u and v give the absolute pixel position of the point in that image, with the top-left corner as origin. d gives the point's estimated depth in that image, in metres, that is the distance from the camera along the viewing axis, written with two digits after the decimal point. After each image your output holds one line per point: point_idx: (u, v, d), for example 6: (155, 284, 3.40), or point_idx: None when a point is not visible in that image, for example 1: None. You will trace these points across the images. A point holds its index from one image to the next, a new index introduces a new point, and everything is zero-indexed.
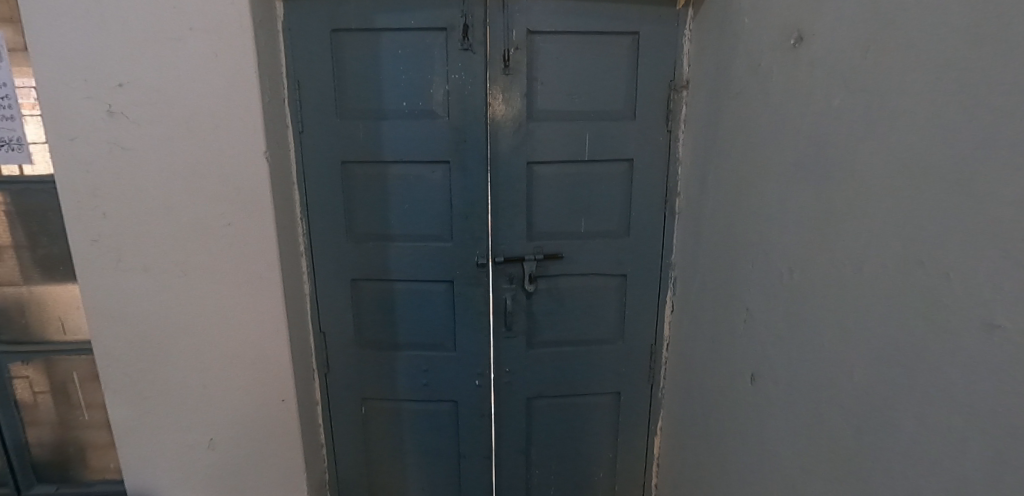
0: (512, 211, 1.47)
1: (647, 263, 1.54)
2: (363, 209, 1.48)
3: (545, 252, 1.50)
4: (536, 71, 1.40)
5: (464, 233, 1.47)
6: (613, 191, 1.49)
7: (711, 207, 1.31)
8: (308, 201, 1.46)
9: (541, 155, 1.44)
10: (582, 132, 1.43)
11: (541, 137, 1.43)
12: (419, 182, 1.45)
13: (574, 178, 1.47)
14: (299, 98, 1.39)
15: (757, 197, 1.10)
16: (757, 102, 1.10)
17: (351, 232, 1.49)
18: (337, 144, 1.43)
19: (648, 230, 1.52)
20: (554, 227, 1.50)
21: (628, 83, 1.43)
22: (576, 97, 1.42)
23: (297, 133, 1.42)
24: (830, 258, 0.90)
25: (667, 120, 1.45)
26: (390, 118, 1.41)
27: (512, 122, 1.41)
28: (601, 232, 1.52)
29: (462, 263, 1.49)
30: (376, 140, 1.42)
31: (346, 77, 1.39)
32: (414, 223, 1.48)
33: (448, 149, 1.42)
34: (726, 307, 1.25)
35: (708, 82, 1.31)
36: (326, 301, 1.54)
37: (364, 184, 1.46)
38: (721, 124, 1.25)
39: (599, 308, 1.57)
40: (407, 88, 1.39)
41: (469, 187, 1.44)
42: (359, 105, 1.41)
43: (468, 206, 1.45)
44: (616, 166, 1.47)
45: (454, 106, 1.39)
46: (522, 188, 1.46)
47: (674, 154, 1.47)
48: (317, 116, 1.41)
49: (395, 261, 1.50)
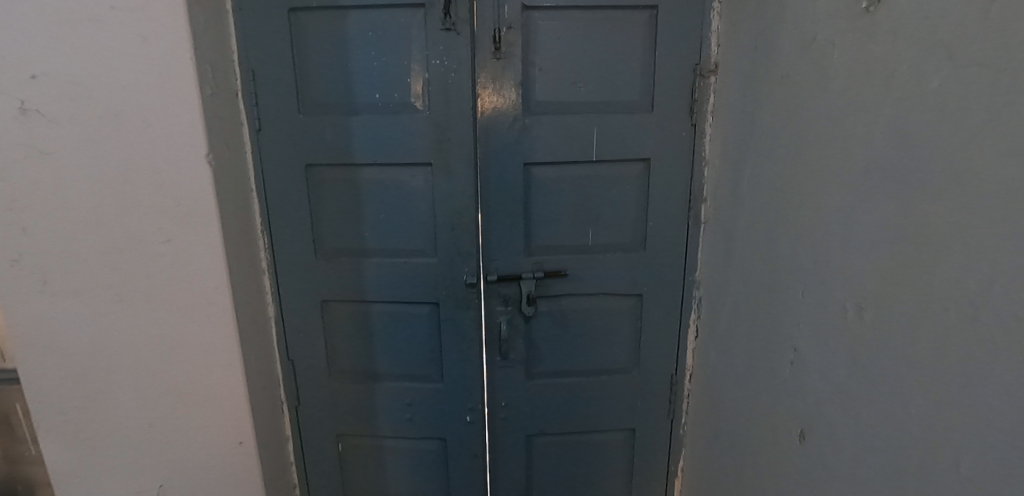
0: (506, 222, 1.25)
1: (666, 281, 1.31)
2: (333, 221, 1.27)
3: (546, 270, 1.28)
4: (532, 55, 1.17)
5: (450, 249, 1.25)
6: (626, 197, 1.26)
7: (746, 217, 1.08)
8: (269, 211, 1.26)
9: (541, 155, 1.21)
10: (588, 128, 1.20)
11: (540, 133, 1.20)
12: (397, 189, 1.23)
13: (580, 183, 1.24)
14: (255, 90, 1.19)
15: (811, 209, 0.87)
16: (811, 87, 0.86)
17: (320, 246, 1.29)
18: (300, 145, 1.22)
19: (669, 243, 1.28)
20: (556, 240, 1.27)
21: (643, 69, 1.19)
22: (582, 85, 1.19)
23: (254, 132, 1.22)
24: (922, 298, 0.66)
25: (692, 112, 1.21)
26: (360, 113, 1.19)
27: (504, 116, 1.19)
28: (612, 246, 1.29)
29: (449, 283, 1.27)
30: (346, 140, 1.21)
31: (308, 65, 1.18)
32: (392, 236, 1.26)
33: (430, 149, 1.20)
34: (765, 343, 1.02)
35: (743, 65, 1.07)
36: (294, 325, 1.34)
37: (334, 191, 1.25)
38: (760, 116, 1.01)
39: (611, 333, 1.34)
40: (379, 77, 1.17)
41: (455, 193, 1.22)
42: (325, 98, 1.20)
43: (454, 216, 1.23)
44: (629, 169, 1.24)
45: (435, 98, 1.17)
46: (518, 194, 1.23)
47: (699, 153, 1.23)
48: (276, 111, 1.20)
49: (371, 280, 1.29)
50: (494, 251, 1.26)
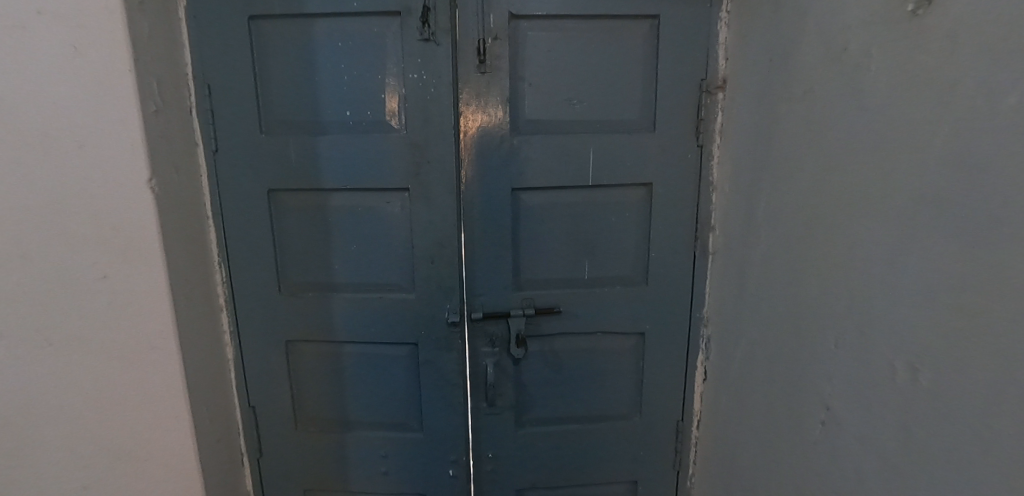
0: (493, 254, 1.12)
1: (671, 319, 1.18)
2: (299, 252, 1.14)
3: (538, 307, 1.15)
4: (520, 70, 1.06)
5: (430, 283, 1.12)
6: (625, 226, 1.14)
7: (762, 250, 0.95)
8: (226, 241, 1.13)
9: (531, 180, 1.09)
10: (583, 149, 1.08)
11: (530, 155, 1.08)
12: (371, 217, 1.11)
13: (574, 210, 1.12)
14: (211, 107, 1.07)
15: (844, 244, 0.74)
16: (842, 104, 0.74)
17: (285, 280, 1.15)
18: (262, 168, 1.09)
19: (673, 276, 1.16)
20: (548, 273, 1.14)
21: (644, 85, 1.08)
22: (577, 102, 1.07)
23: (210, 154, 1.09)
24: (1001, 365, 0.53)
25: (698, 132, 1.09)
26: (329, 133, 1.07)
27: (489, 137, 1.07)
28: (610, 279, 1.16)
29: (430, 322, 1.14)
30: (313, 163, 1.08)
31: (271, 79, 1.06)
32: (365, 270, 1.13)
33: (408, 173, 1.07)
34: (789, 397, 0.89)
35: (757, 80, 0.96)
36: (255, 368, 1.19)
37: (300, 219, 1.12)
38: (778, 136, 0.90)
39: (610, 376, 1.21)
40: (350, 93, 1.05)
41: (435, 222, 1.09)
42: (289, 117, 1.08)
43: (434, 247, 1.10)
44: (628, 194, 1.12)
45: (413, 116, 1.05)
46: (505, 223, 1.11)
47: (706, 177, 1.12)
48: (234, 130, 1.08)
49: (342, 318, 1.15)
50: (479, 286, 1.13)
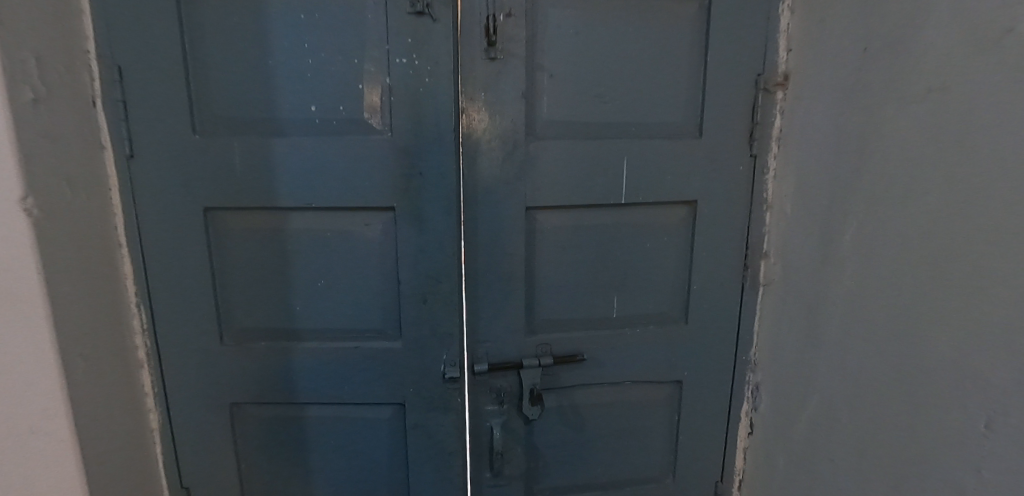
0: (501, 291, 0.89)
1: (713, 363, 0.98)
2: (247, 289, 0.87)
3: (556, 354, 0.93)
4: (539, 58, 0.83)
5: (421, 329, 0.87)
6: (663, 253, 0.93)
7: (853, 288, 0.76)
8: (146, 275, 0.85)
9: (550, 197, 0.86)
10: (616, 159, 0.87)
11: (550, 166, 0.85)
12: (344, 244, 0.85)
13: (602, 235, 0.90)
14: (122, 96, 0.80)
15: (1011, 295, 0.55)
16: (1006, 105, 0.55)
17: (229, 326, 0.89)
18: (196, 180, 0.82)
19: (717, 313, 0.96)
20: (569, 313, 0.92)
21: (689, 80, 0.87)
22: (608, 100, 0.86)
23: (123, 160, 0.82)
24: None
25: (752, 139, 0.89)
26: (287, 135, 0.81)
27: (499, 142, 0.84)
28: (643, 318, 0.95)
29: (420, 377, 0.89)
30: (266, 175, 0.82)
31: (207, 62, 0.80)
32: (335, 312, 0.88)
33: (393, 188, 0.82)
34: (900, 481, 0.69)
35: (842, 75, 0.76)
36: (189, 439, 0.92)
37: (248, 246, 0.85)
38: (881, 146, 0.70)
39: (639, 433, 1.00)
40: (316, 83, 0.80)
41: (428, 251, 0.85)
42: (233, 112, 0.81)
43: (427, 283, 0.86)
44: (667, 215, 0.91)
45: (399, 114, 0.80)
46: (518, 251, 0.88)
47: (760, 193, 0.92)
48: (156, 129, 0.81)
49: (305, 374, 0.89)
50: (483, 331, 0.90)
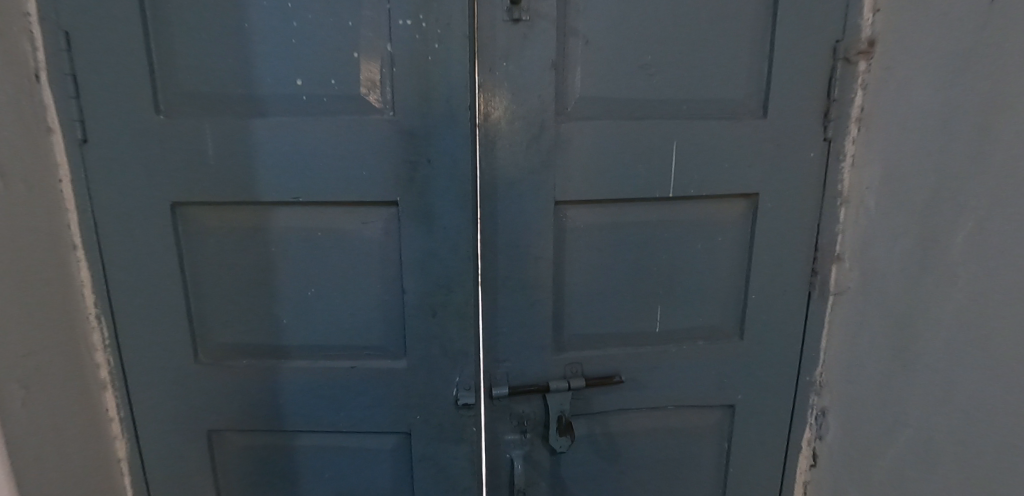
0: (524, 302, 0.75)
1: (771, 385, 0.84)
2: (225, 299, 0.74)
3: (588, 375, 0.79)
4: (572, 20, 0.68)
5: (430, 346, 0.74)
6: (715, 256, 0.78)
7: (964, 304, 0.61)
8: (106, 283, 0.73)
9: (584, 189, 0.72)
10: (663, 143, 0.72)
11: (584, 152, 0.71)
12: (338, 246, 0.72)
13: (644, 235, 0.76)
14: (71, 69, 0.66)
15: None
16: None
17: (205, 341, 0.76)
18: (162, 170, 0.69)
19: (779, 327, 0.81)
20: (604, 326, 0.78)
21: (752, 48, 0.72)
22: (655, 71, 0.71)
23: (75, 146, 0.68)
24: None
25: (827, 119, 0.74)
26: (268, 114, 0.68)
27: (523, 124, 0.69)
28: (690, 332, 0.81)
29: (429, 402, 0.76)
30: (244, 163, 0.69)
31: (172, 26, 0.66)
32: (328, 327, 0.74)
33: (396, 178, 0.69)
34: None
35: (957, 35, 0.61)
36: (162, 472, 0.79)
37: (226, 248, 0.72)
38: (1011, 125, 0.55)
39: (682, 464, 0.86)
40: (301, 51, 0.66)
41: (438, 255, 0.71)
42: (203, 87, 0.67)
43: (437, 293, 0.72)
44: (721, 210, 0.77)
45: (403, 89, 0.66)
46: (545, 254, 0.73)
47: (834, 184, 0.77)
48: (113, 109, 0.67)
49: (295, 397, 0.76)
50: (502, 348, 0.76)
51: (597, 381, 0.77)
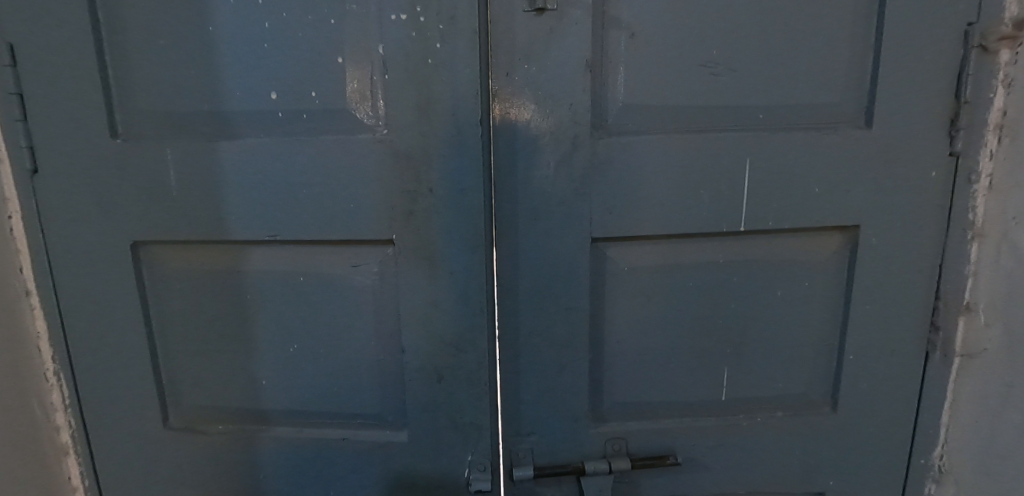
0: (554, 363, 0.60)
1: (873, 470, 0.65)
2: (197, 355, 0.62)
3: (635, 453, 0.63)
4: (612, 6, 0.53)
5: (436, 417, 0.60)
6: (799, 305, 0.61)
7: None
8: (64, 334, 0.62)
9: (628, 223, 0.57)
10: (731, 163, 0.56)
11: (629, 176, 0.56)
12: (326, 293, 0.59)
13: (706, 279, 0.60)
14: (16, 87, 0.56)
15: None
16: None
17: (177, 403, 0.64)
18: (120, 204, 0.58)
19: (884, 397, 0.63)
20: (653, 392, 0.62)
21: (852, 36, 0.55)
22: (721, 71, 0.55)
23: (24, 178, 0.58)
24: None
25: (955, 127, 0.56)
26: (240, 136, 0.56)
27: (550, 141, 0.55)
28: (765, 400, 0.64)
29: (435, 482, 0.62)
30: (213, 196, 0.57)
31: (127, 33, 0.55)
32: (315, 389, 0.62)
33: (391, 212, 0.55)
34: None
35: None
36: None
37: (197, 295, 0.61)
38: None
39: None
40: (276, 57, 0.54)
41: (444, 306, 0.57)
42: (166, 105, 0.56)
43: (443, 353, 0.58)
44: (808, 247, 0.60)
45: (397, 101, 0.53)
46: (578, 304, 0.58)
47: (964, 213, 0.58)
48: (64, 133, 0.57)
49: (278, 471, 0.64)
50: (526, 419, 0.62)
51: (646, 462, 0.62)
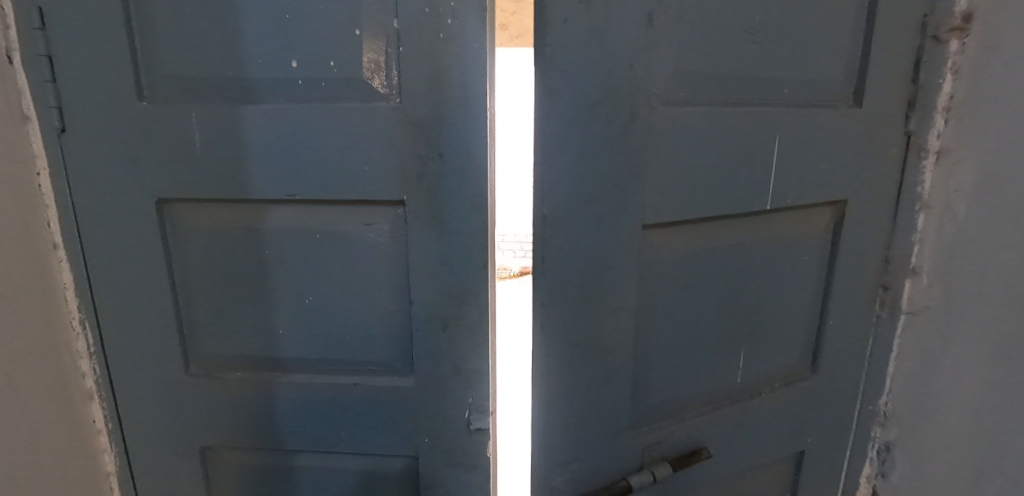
0: (595, 345, 0.61)
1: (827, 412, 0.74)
2: (217, 306, 0.67)
3: (670, 457, 0.68)
4: None
5: (440, 364, 0.66)
6: (793, 271, 0.69)
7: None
8: (90, 285, 0.67)
9: (674, 194, 0.59)
10: (758, 134, 0.60)
11: (675, 148, 0.57)
12: (346, 251, 0.64)
13: (728, 254, 0.65)
14: (47, 49, 0.59)
15: None
16: None
17: (196, 351, 0.69)
18: (146, 163, 0.62)
19: (840, 344, 0.73)
20: (682, 357, 0.67)
21: (826, 20, 0.61)
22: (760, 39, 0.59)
23: (53, 135, 0.62)
24: None
25: (912, 108, 0.66)
26: (261, 101, 0.60)
27: (594, 119, 0.55)
28: (762, 356, 0.71)
29: (436, 424, 0.68)
30: (235, 157, 0.61)
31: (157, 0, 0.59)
32: (330, 339, 0.67)
33: (404, 176, 0.60)
34: None
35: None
36: (152, 484, 0.74)
37: (219, 250, 0.65)
38: None
39: None
40: (295, 28, 0.58)
41: (451, 263, 0.63)
42: (192, 70, 0.60)
43: (448, 304, 0.64)
44: (805, 221, 0.67)
45: (412, 72, 0.58)
46: (627, 276, 0.60)
47: (915, 184, 0.68)
48: (92, 94, 0.60)
49: (292, 414, 0.70)
50: (553, 399, 0.62)
51: (682, 463, 0.66)
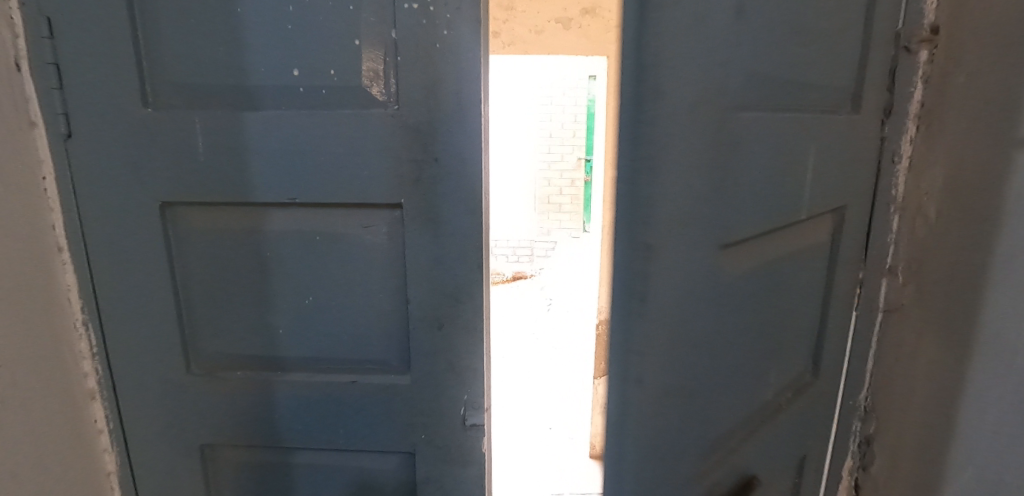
0: (676, 386, 0.52)
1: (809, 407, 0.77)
2: (219, 306, 0.69)
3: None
4: None
5: (436, 361, 0.68)
6: (805, 278, 0.68)
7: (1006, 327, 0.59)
8: (93, 287, 0.68)
9: (744, 208, 0.53)
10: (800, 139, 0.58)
11: (748, 150, 0.51)
12: (345, 252, 0.66)
13: (768, 269, 0.61)
14: (54, 58, 0.61)
15: None
16: None
17: (197, 351, 0.71)
18: (150, 167, 0.64)
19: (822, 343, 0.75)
20: (736, 389, 0.61)
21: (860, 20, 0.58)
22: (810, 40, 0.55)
23: (59, 140, 0.64)
24: None
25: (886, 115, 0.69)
26: (263, 108, 0.62)
27: (680, 127, 0.47)
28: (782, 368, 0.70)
29: (433, 420, 0.70)
30: (237, 161, 0.63)
31: (162, 11, 0.61)
32: (329, 338, 0.69)
33: (402, 180, 0.63)
34: None
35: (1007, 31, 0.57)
36: (151, 481, 0.75)
37: (221, 252, 0.67)
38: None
39: None
40: (297, 37, 0.60)
41: (447, 263, 0.65)
42: (196, 78, 0.62)
43: (443, 303, 0.66)
44: (816, 227, 0.67)
45: (409, 80, 0.60)
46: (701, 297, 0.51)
47: (885, 187, 0.72)
48: (97, 100, 0.62)
49: (291, 411, 0.71)
50: (637, 467, 0.51)
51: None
